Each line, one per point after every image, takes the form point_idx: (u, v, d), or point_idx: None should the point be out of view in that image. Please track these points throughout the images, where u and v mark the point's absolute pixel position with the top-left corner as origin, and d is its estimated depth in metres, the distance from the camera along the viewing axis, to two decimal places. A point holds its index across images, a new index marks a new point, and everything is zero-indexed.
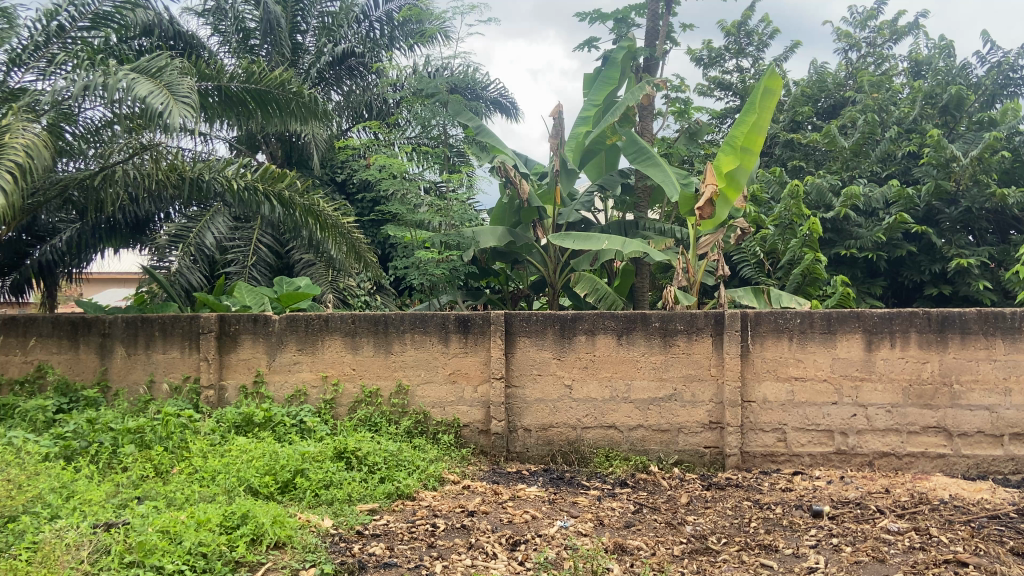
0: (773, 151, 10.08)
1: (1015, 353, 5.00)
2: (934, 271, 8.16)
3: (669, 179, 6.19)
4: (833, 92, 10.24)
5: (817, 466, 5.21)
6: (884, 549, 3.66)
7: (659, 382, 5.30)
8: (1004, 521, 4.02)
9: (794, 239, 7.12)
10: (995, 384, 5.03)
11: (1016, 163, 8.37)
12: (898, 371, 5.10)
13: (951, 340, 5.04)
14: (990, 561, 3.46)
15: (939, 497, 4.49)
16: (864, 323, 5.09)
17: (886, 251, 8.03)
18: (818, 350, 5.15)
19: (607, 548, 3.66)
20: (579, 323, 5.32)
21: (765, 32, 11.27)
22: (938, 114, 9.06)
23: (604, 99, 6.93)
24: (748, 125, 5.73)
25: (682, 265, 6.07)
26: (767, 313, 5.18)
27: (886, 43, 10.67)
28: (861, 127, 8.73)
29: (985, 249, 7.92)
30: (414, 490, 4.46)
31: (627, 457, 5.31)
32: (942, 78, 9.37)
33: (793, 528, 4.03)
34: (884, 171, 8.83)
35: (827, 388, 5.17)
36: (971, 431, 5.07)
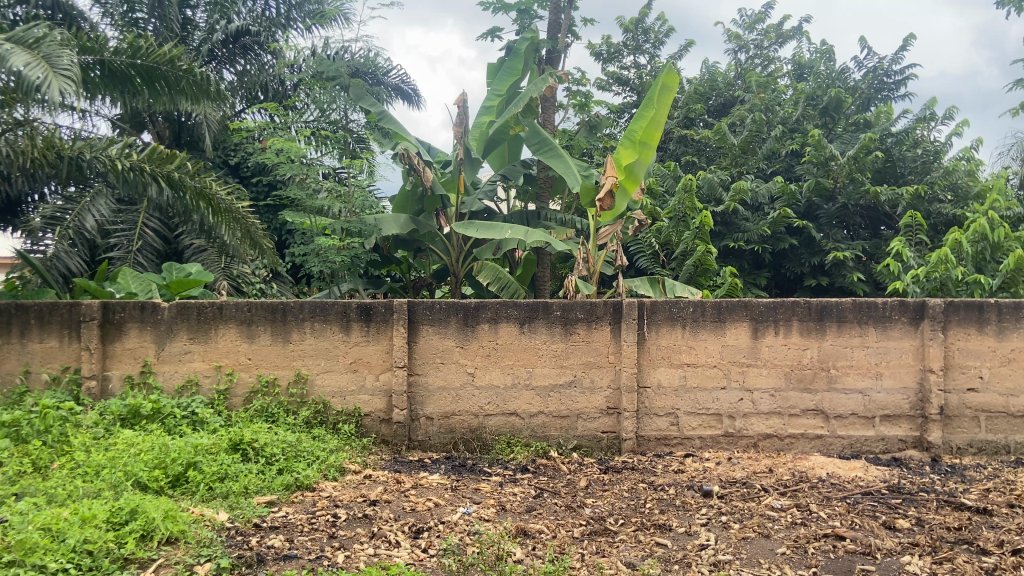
0: (667, 146, 10.41)
1: (886, 340, 5.39)
2: (813, 264, 8.65)
3: (571, 170, 6.31)
4: (723, 91, 10.66)
5: (706, 448, 5.46)
6: (768, 525, 3.89)
7: (560, 369, 5.41)
8: (877, 497, 4.34)
9: (688, 231, 7.39)
10: (868, 369, 5.41)
11: (888, 164, 8.98)
12: (782, 356, 5.41)
13: (829, 328, 5.38)
14: (865, 534, 3.73)
15: (818, 475, 4.81)
16: (751, 311, 5.37)
17: (771, 244, 8.44)
18: (708, 337, 5.40)
19: (510, 532, 3.72)
20: (482, 312, 5.35)
21: (661, 30, 11.61)
22: (819, 114, 9.59)
23: (507, 90, 6.97)
24: (647, 120, 5.85)
25: (582, 255, 6.19)
26: (662, 302, 5.38)
27: (772, 46, 11.20)
28: (749, 126, 9.16)
29: (859, 243, 8.46)
30: (314, 481, 4.37)
31: (528, 444, 5.39)
32: (823, 81, 9.92)
33: (686, 508, 4.21)
34: (770, 168, 9.25)
35: (716, 373, 5.42)
36: (846, 413, 5.43)
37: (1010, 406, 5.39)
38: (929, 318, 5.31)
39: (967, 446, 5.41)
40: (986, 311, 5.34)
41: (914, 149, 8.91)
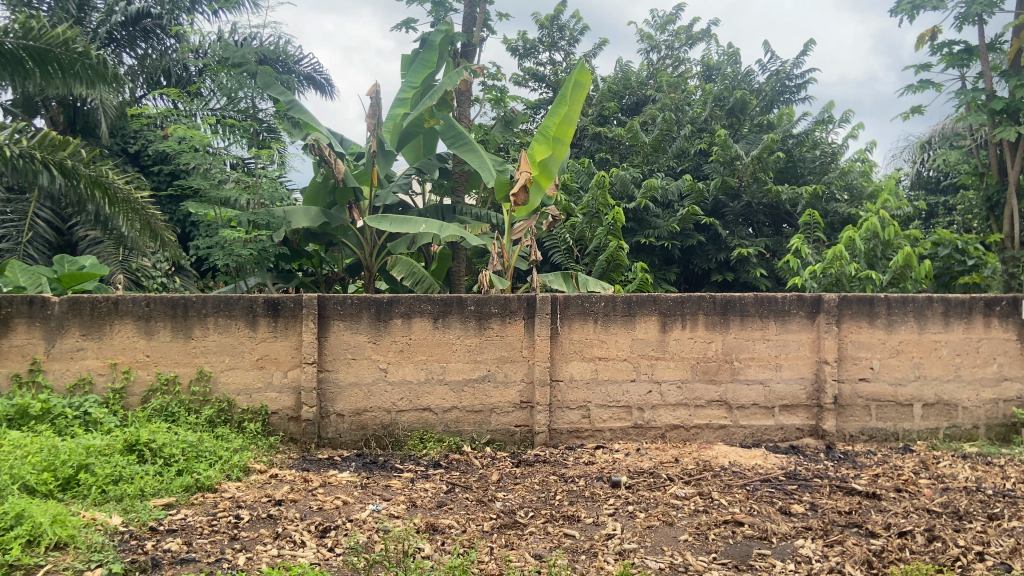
0: (582, 142, 10.53)
1: (785, 333, 5.62)
2: (719, 260, 8.93)
3: (486, 165, 6.29)
4: (636, 90, 10.87)
5: (616, 439, 5.57)
6: (672, 513, 4.00)
7: (473, 364, 5.41)
8: (774, 484, 4.53)
9: (601, 227, 7.51)
10: (769, 361, 5.63)
11: (790, 164, 9.35)
12: (689, 349, 5.57)
13: (732, 321, 5.58)
14: (762, 519, 3.89)
15: (720, 463, 4.98)
16: (660, 305, 5.51)
17: (680, 240, 8.66)
18: (619, 331, 5.50)
19: (419, 528, 3.71)
20: (394, 306, 5.29)
21: (575, 28, 11.73)
22: (726, 115, 9.90)
23: (422, 82, 6.90)
24: (560, 116, 5.90)
25: (497, 249, 6.19)
26: (575, 296, 5.45)
27: (682, 47, 11.48)
28: (659, 124, 9.37)
29: (762, 240, 8.79)
30: (216, 482, 4.23)
31: (441, 439, 5.37)
32: (729, 83, 10.24)
33: (594, 499, 4.28)
34: (680, 166, 9.47)
35: (626, 366, 5.53)
36: (748, 403, 5.65)
37: (898, 395, 5.71)
38: (824, 312, 5.57)
39: (858, 433, 5.71)
40: (877, 305, 5.64)
41: (813, 150, 9.32)
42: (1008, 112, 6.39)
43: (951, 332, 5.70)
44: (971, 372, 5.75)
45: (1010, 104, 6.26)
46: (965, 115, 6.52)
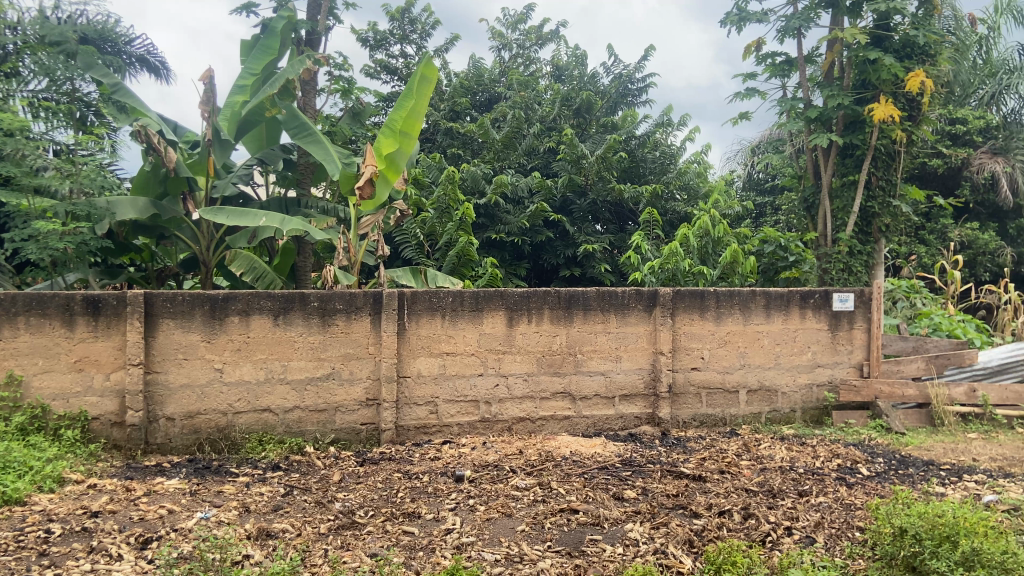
0: (434, 138, 10.49)
1: (624, 326, 5.87)
2: (567, 255, 9.16)
3: (331, 157, 6.13)
4: (488, 87, 10.95)
5: (464, 434, 5.59)
6: (511, 504, 4.07)
7: (316, 362, 5.26)
8: (610, 470, 4.71)
9: (451, 222, 7.51)
10: (609, 352, 5.86)
11: (633, 164, 9.76)
12: (534, 343, 5.69)
13: (575, 315, 5.76)
14: (595, 506, 4.04)
15: (562, 453, 5.12)
16: (506, 300, 5.60)
17: (529, 236, 8.81)
18: (466, 325, 5.53)
19: (250, 534, 3.57)
20: (231, 303, 5.05)
21: (427, 22, 11.69)
22: (573, 115, 10.18)
23: (263, 70, 6.63)
24: (406, 110, 5.87)
25: (342, 244, 6.05)
26: (422, 292, 5.43)
27: (533, 46, 11.70)
28: (510, 122, 9.51)
29: (607, 237, 9.12)
30: (25, 495, 3.88)
31: (281, 440, 5.18)
32: (576, 83, 10.55)
33: (436, 494, 4.29)
34: (530, 164, 9.63)
35: (474, 361, 5.57)
36: (590, 394, 5.84)
37: (725, 381, 6.10)
38: (660, 305, 5.87)
39: (690, 419, 6.05)
40: (707, 298, 6.01)
41: (654, 151, 9.80)
42: (821, 120, 6.97)
43: (772, 322, 6.16)
44: (790, 359, 6.23)
45: (823, 113, 6.84)
46: (786, 122, 7.06)
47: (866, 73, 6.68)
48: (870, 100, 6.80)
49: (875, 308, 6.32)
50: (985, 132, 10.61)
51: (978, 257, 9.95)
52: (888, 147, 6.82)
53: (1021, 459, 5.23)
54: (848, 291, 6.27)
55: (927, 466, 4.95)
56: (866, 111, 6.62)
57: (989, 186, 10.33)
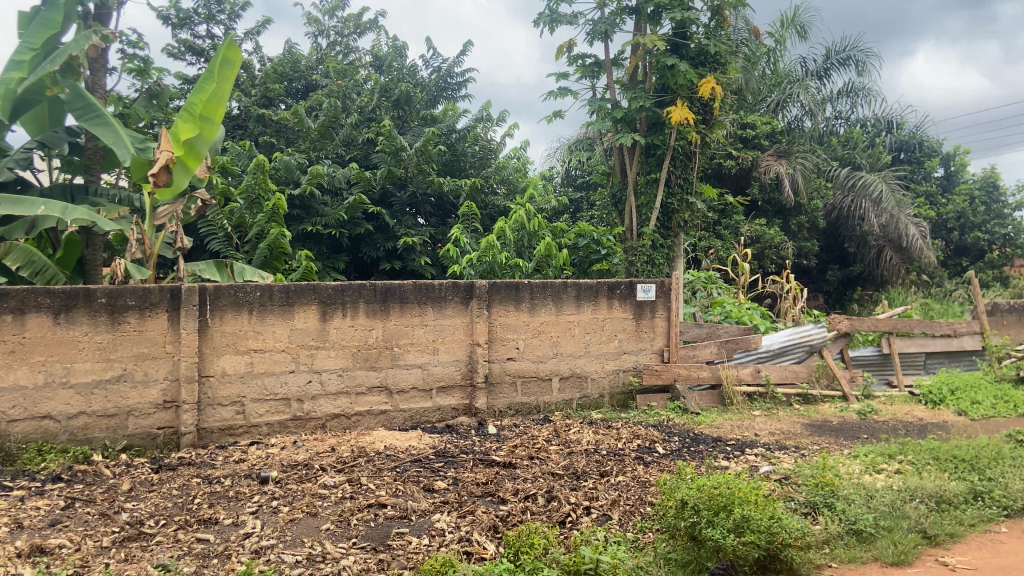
0: (246, 125, 10.00)
1: (441, 318, 5.89)
2: (387, 248, 9.04)
3: (122, 142, 5.67)
4: (304, 74, 10.59)
5: (273, 434, 5.37)
6: (317, 503, 3.97)
7: (105, 364, 4.84)
8: (423, 463, 4.72)
9: (261, 213, 7.21)
10: (426, 345, 5.85)
11: (453, 157, 9.83)
12: (348, 337, 5.57)
13: (392, 308, 5.71)
14: (404, 499, 4.03)
15: (376, 448, 5.06)
16: (319, 294, 5.44)
17: (347, 228, 8.62)
18: (275, 321, 5.32)
19: (20, 552, 3.23)
20: (2, 301, 4.52)
21: (237, 3, 11.10)
22: (392, 106, 10.10)
23: (42, 44, 6.01)
24: (207, 94, 5.52)
25: (135, 236, 5.61)
26: (227, 286, 5.15)
27: (351, 35, 11.45)
28: (326, 110, 9.23)
29: (427, 230, 9.12)
30: None
31: (64, 450, 4.71)
32: (395, 75, 10.48)
33: (236, 498, 4.08)
34: (348, 154, 9.43)
35: (284, 357, 5.36)
36: (407, 387, 5.81)
37: (539, 370, 6.30)
38: (476, 297, 5.96)
39: (506, 409, 6.18)
40: (522, 290, 6.19)
41: (474, 145, 9.94)
42: (626, 121, 7.39)
43: (582, 312, 6.46)
44: (598, 347, 6.56)
45: (627, 114, 7.27)
46: (595, 121, 7.40)
47: (666, 78, 7.15)
48: (669, 103, 7.27)
49: (674, 298, 6.81)
50: (771, 136, 11.69)
51: (766, 251, 10.95)
52: (685, 147, 7.40)
53: (794, 432, 5.83)
54: (650, 282, 6.72)
55: (716, 442, 5.38)
56: (665, 114, 7.11)
57: (774, 185, 11.40)
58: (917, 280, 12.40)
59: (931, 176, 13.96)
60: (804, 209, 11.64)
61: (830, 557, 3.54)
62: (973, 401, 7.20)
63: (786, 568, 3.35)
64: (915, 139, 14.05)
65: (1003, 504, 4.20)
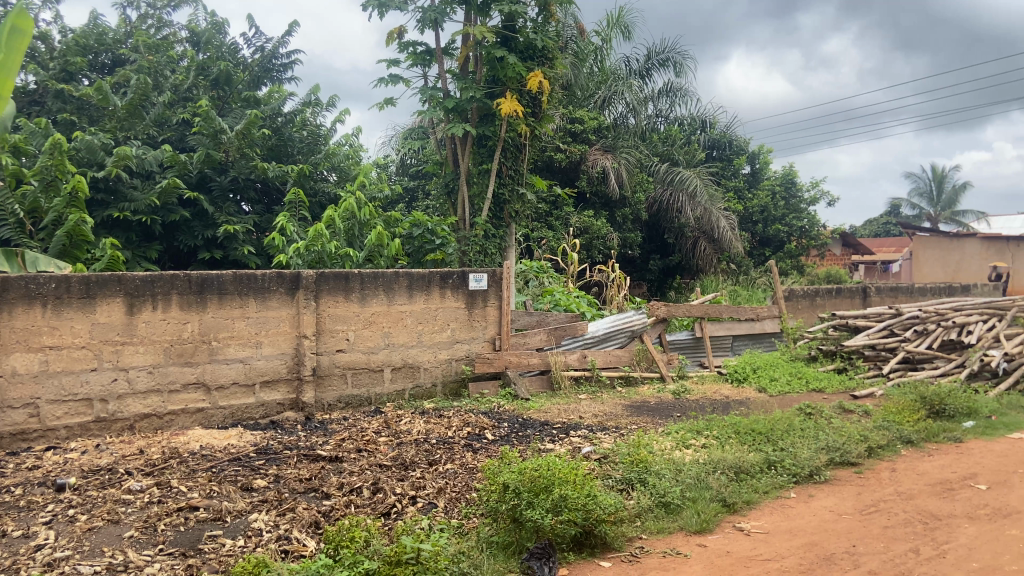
0: (42, 101, 9.06)
1: (265, 311, 5.64)
2: (206, 237, 8.53)
3: None
4: (112, 48, 9.74)
5: (74, 438, 4.90)
6: (120, 510, 3.68)
7: None
8: (242, 461, 4.49)
9: (59, 197, 6.58)
10: (248, 339, 5.58)
11: (279, 142, 9.44)
12: (159, 332, 5.20)
13: (209, 300, 5.39)
14: (219, 500, 3.82)
15: (190, 448, 4.76)
16: (125, 286, 5.04)
17: (161, 215, 8.06)
18: (74, 316, 4.86)
19: None
20: None
21: None
22: (211, 86, 9.55)
23: None
24: None
25: None
26: (15, 276, 4.64)
27: (166, 8, 10.66)
28: (136, 88, 8.54)
29: (250, 218, 8.71)
30: None
31: None
32: (214, 53, 9.91)
33: (27, 509, 3.69)
34: (161, 136, 8.81)
35: (85, 354, 4.92)
36: (227, 383, 5.51)
37: (370, 361, 6.20)
38: (303, 288, 5.76)
39: (335, 402, 6.03)
40: (351, 281, 6.05)
41: (301, 131, 9.62)
42: (457, 111, 7.42)
43: (414, 303, 6.43)
44: (430, 337, 6.56)
45: (458, 104, 7.30)
46: (426, 110, 7.38)
47: (496, 70, 7.25)
48: (499, 95, 7.40)
49: (505, 287, 6.95)
50: (598, 131, 12.20)
51: (593, 241, 11.42)
52: (514, 139, 7.58)
53: (616, 413, 6.14)
54: (481, 272, 6.83)
55: (542, 426, 5.55)
56: (495, 105, 7.22)
57: (601, 179, 11.91)
58: (727, 269, 13.43)
59: (739, 173, 15.14)
60: (627, 202, 12.24)
61: (641, 529, 3.75)
62: (772, 378, 7.92)
63: (600, 543, 3.53)
64: (725, 138, 15.18)
65: (793, 471, 4.63)
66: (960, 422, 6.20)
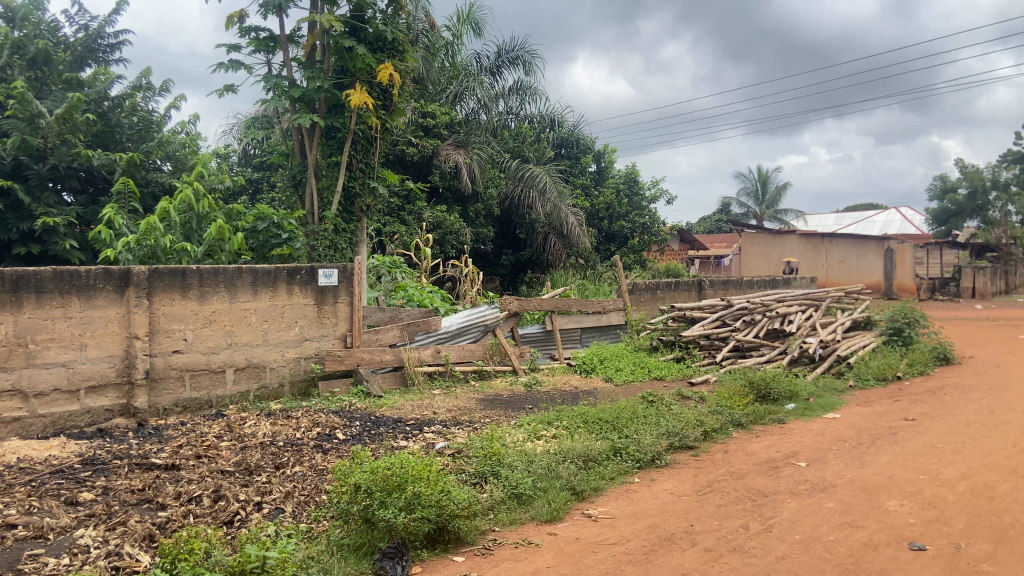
0: None
1: (90, 310, 5.18)
2: (22, 230, 7.73)
3: None
4: None
5: None
6: None
7: None
8: (65, 474, 4.11)
9: None
10: (70, 341, 5.11)
11: (106, 128, 8.72)
12: None
13: (25, 299, 4.90)
14: (39, 517, 3.46)
15: (4, 463, 4.29)
16: None
17: None
18: None
19: None
20: None
21: None
22: (26, 65, 8.67)
23: None
24: None
25: None
26: None
27: None
28: None
29: (74, 209, 7.99)
30: None
31: None
32: (29, 29, 9.00)
33: None
34: None
35: None
36: (46, 389, 5.00)
37: (210, 362, 5.86)
38: (134, 285, 5.35)
39: (172, 406, 5.65)
40: (189, 277, 5.70)
41: (131, 117, 8.95)
42: (304, 101, 7.17)
43: (259, 300, 6.16)
44: (277, 335, 6.31)
45: (306, 94, 7.06)
46: (270, 98, 7.08)
47: (344, 60, 7.06)
48: (349, 86, 7.23)
49: (356, 283, 6.84)
50: (450, 127, 12.22)
51: (446, 236, 11.43)
52: (365, 132, 7.44)
53: (470, 408, 6.19)
54: (332, 267, 6.66)
55: (396, 423, 5.49)
56: (345, 96, 7.03)
57: (453, 174, 11.94)
58: (575, 264, 13.85)
59: (586, 171, 15.67)
60: (480, 198, 12.34)
61: (494, 521, 3.80)
62: (617, 368, 8.28)
63: (453, 538, 3.54)
64: (573, 136, 15.67)
65: (636, 457, 4.86)
66: (783, 405, 6.76)
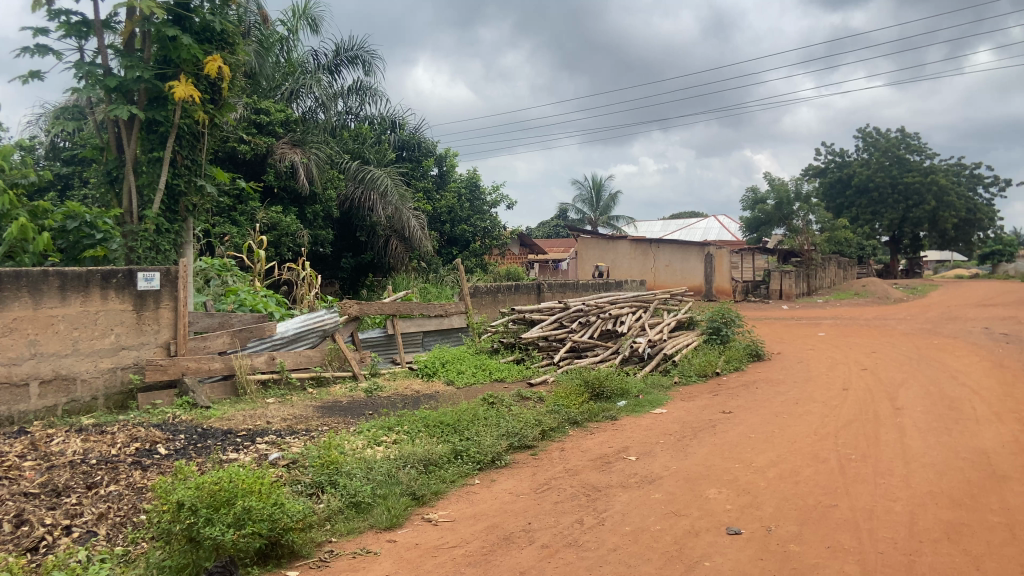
0: None
1: None
2: None
3: None
4: None
5: None
6: None
7: None
8: None
9: None
10: None
11: None
12: None
13: None
14: None
15: None
16: None
17: None
18: None
19: None
20: None
21: None
22: None
23: None
24: None
25: None
26: None
27: None
28: None
29: None
30: None
31: None
32: None
33: None
34: None
35: None
36: None
37: (10, 375, 5.28)
38: None
39: None
40: None
41: None
42: (121, 91, 6.65)
43: (68, 306, 5.63)
44: (90, 343, 5.79)
45: (122, 84, 6.53)
46: (81, 87, 6.49)
47: (167, 50, 6.65)
48: (172, 77, 6.80)
49: (181, 287, 6.42)
50: (286, 125, 11.79)
51: (282, 238, 11.01)
52: (191, 127, 7.02)
53: (306, 416, 5.98)
54: (153, 271, 6.20)
55: (225, 435, 5.20)
56: (168, 88, 6.60)
57: (290, 174, 11.51)
58: (417, 267, 13.77)
59: (428, 174, 15.65)
60: (318, 199, 11.96)
61: (331, 532, 3.69)
62: (458, 371, 8.32)
63: (287, 553, 3.41)
64: (414, 139, 15.62)
65: (477, 459, 4.90)
66: (615, 402, 7.09)
